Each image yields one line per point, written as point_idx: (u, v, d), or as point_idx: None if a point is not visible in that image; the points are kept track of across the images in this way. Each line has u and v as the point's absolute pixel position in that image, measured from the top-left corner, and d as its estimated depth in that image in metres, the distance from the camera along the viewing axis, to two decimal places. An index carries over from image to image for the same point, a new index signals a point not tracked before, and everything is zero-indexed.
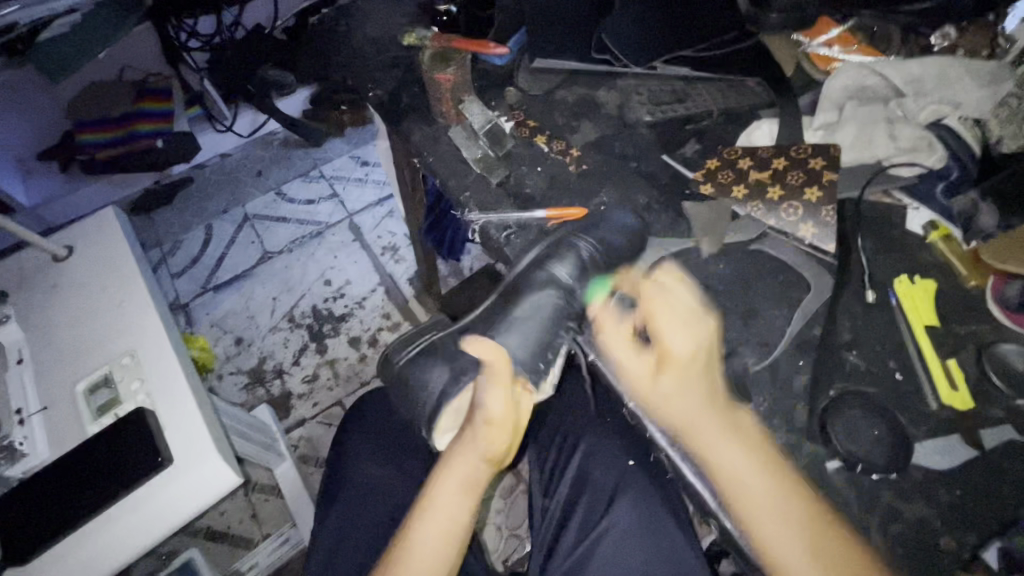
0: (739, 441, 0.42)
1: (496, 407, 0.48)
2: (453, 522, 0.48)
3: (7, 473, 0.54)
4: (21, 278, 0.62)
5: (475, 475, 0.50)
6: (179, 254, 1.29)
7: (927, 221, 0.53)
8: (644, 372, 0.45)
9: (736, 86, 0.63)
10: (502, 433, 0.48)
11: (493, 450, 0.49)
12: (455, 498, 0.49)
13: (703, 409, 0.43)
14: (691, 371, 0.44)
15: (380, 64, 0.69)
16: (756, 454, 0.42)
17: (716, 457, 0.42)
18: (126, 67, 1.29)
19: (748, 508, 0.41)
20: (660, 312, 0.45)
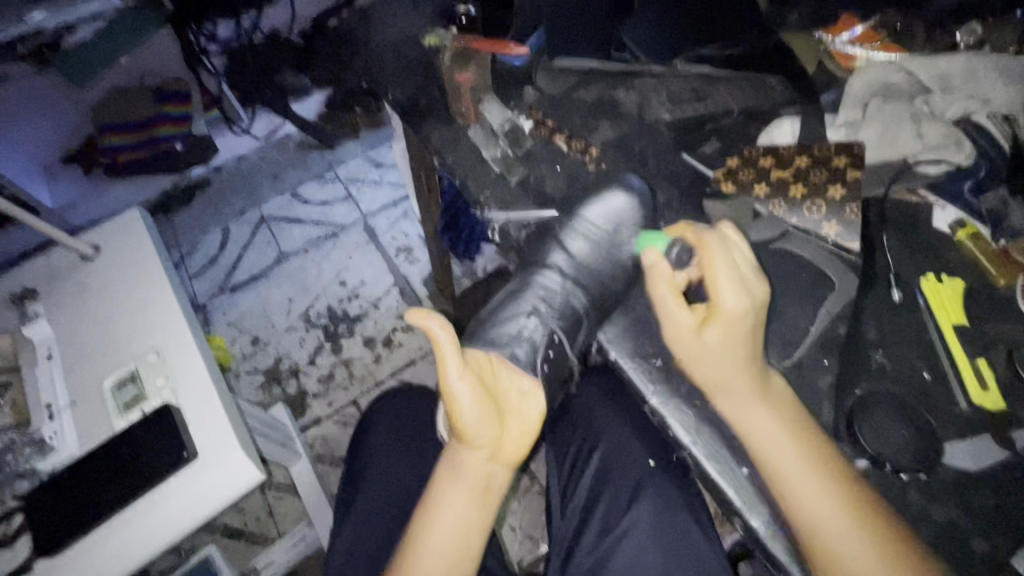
0: (770, 408, 0.43)
1: (452, 391, 0.46)
2: (461, 520, 0.48)
3: (37, 467, 0.55)
4: (48, 278, 0.64)
5: (465, 465, 0.49)
6: (197, 255, 1.32)
7: (955, 220, 0.52)
8: (688, 333, 0.45)
9: (756, 84, 0.63)
10: (468, 415, 0.47)
11: (470, 434, 0.47)
12: (454, 492, 0.48)
13: (729, 381, 0.44)
14: (733, 352, 0.44)
15: (398, 66, 0.69)
16: (793, 425, 0.43)
17: (751, 421, 0.43)
18: (146, 72, 1.27)
19: (783, 478, 0.41)
20: (717, 257, 0.45)
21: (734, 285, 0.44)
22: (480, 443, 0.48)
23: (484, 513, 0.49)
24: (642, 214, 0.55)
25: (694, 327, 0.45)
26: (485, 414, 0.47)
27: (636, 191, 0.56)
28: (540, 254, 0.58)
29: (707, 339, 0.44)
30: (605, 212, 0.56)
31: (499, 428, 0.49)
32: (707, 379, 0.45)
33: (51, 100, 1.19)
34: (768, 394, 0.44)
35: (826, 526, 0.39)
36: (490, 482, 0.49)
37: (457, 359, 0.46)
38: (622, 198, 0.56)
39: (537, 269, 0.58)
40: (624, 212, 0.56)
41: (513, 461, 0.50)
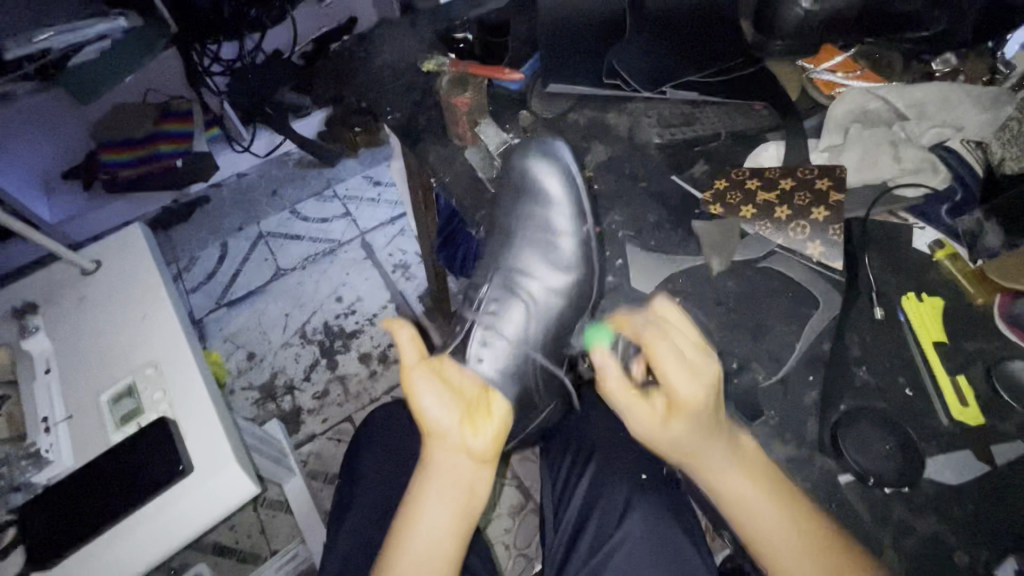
0: (737, 458, 0.43)
1: (414, 387, 0.50)
2: (435, 524, 0.48)
3: (34, 479, 0.55)
4: (50, 291, 0.65)
5: (436, 465, 0.49)
6: (195, 269, 1.32)
7: (933, 240, 0.54)
8: (709, 370, 0.44)
9: (743, 109, 0.65)
10: (429, 408, 0.50)
11: (433, 428, 0.50)
12: (438, 496, 0.49)
13: (710, 424, 0.44)
14: (732, 383, 0.45)
15: (398, 88, 0.72)
16: (751, 469, 0.43)
17: (718, 469, 0.43)
18: (149, 91, 1.33)
19: (746, 522, 0.42)
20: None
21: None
22: (447, 439, 0.49)
23: (462, 516, 0.49)
24: (568, 178, 0.61)
25: (713, 360, 0.45)
26: (450, 409, 0.50)
27: (566, 160, 0.61)
28: (504, 256, 0.64)
29: (723, 378, 0.44)
30: (540, 197, 0.62)
31: (464, 422, 0.50)
32: (712, 413, 0.44)
33: (57, 120, 1.24)
34: (734, 444, 0.44)
35: (770, 536, 0.42)
36: (465, 482, 0.49)
37: (414, 355, 0.50)
38: (553, 166, 0.61)
39: (514, 273, 0.64)
40: (559, 169, 0.61)
41: (484, 459, 0.50)
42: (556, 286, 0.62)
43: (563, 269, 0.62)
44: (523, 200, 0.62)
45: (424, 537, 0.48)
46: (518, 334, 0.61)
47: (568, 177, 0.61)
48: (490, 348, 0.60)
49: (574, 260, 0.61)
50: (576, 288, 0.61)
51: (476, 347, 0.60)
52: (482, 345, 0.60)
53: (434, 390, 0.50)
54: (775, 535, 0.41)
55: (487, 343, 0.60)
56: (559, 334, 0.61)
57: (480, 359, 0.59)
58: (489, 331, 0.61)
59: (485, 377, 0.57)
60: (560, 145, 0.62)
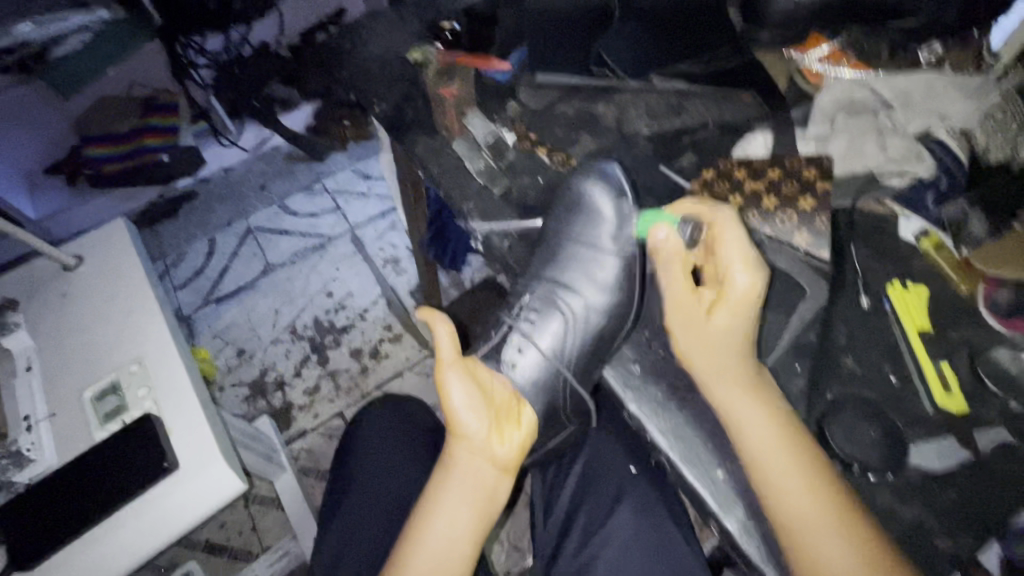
0: (760, 401, 0.45)
1: (447, 386, 0.50)
2: (453, 523, 0.49)
3: (14, 478, 0.54)
4: (31, 287, 0.64)
5: (459, 463, 0.51)
6: (182, 266, 1.30)
7: (919, 229, 0.55)
8: (698, 319, 0.48)
9: (731, 98, 0.65)
10: (461, 408, 0.50)
11: (458, 426, 0.50)
12: (457, 496, 0.50)
13: (728, 372, 0.46)
14: (732, 324, 0.47)
15: (385, 79, 0.71)
16: (776, 417, 0.44)
17: (742, 414, 0.44)
18: (132, 83, 1.28)
19: (756, 462, 0.42)
20: (730, 249, 0.48)
21: (747, 265, 0.47)
22: (472, 442, 0.50)
23: (480, 520, 0.50)
24: (621, 196, 0.57)
25: (703, 311, 0.48)
26: (479, 411, 0.50)
27: (619, 181, 0.58)
28: (548, 267, 0.60)
29: (715, 325, 0.47)
30: (591, 215, 0.58)
31: (493, 428, 0.50)
32: (707, 365, 0.46)
33: (40, 114, 1.20)
34: (760, 391, 0.45)
35: (783, 483, 0.41)
36: (486, 485, 0.51)
37: (453, 353, 0.50)
38: (605, 185, 0.57)
39: (556, 287, 0.59)
40: (613, 193, 0.57)
41: (508, 467, 0.51)
42: (598, 304, 0.57)
43: (606, 288, 0.57)
44: (565, 207, 0.58)
45: (442, 533, 0.49)
46: (552, 350, 0.57)
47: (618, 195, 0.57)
48: (527, 358, 0.56)
49: (618, 281, 0.57)
50: (619, 308, 0.56)
51: (511, 355, 0.57)
52: (518, 353, 0.57)
53: (464, 388, 0.50)
54: (790, 488, 0.41)
55: (524, 355, 0.57)
56: (595, 355, 0.54)
57: (513, 364, 0.56)
58: (525, 340, 0.58)
59: (518, 386, 0.55)
60: (616, 167, 0.58)
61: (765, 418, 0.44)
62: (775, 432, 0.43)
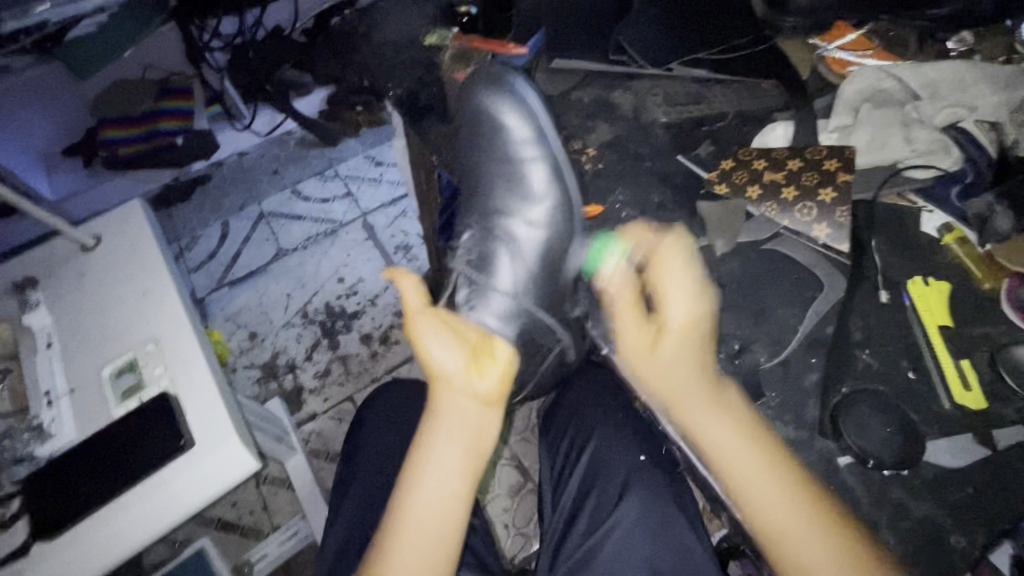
0: (726, 413, 0.43)
1: (419, 329, 0.51)
2: (447, 468, 0.45)
3: (37, 451, 0.56)
4: (50, 266, 0.64)
5: (444, 409, 0.48)
6: (196, 249, 1.31)
7: (942, 224, 0.53)
8: (643, 352, 0.46)
9: (751, 88, 0.64)
10: (434, 348, 0.50)
11: (435, 370, 0.49)
12: (447, 440, 0.46)
13: (692, 385, 0.44)
14: (678, 356, 0.45)
15: (400, 64, 0.71)
16: (738, 422, 0.43)
17: (706, 428, 0.43)
18: (148, 67, 1.30)
19: (746, 498, 0.40)
20: (668, 280, 0.47)
21: (685, 292, 0.46)
22: (453, 381, 0.49)
23: (475, 459, 0.47)
24: (531, 109, 0.61)
25: (649, 346, 0.46)
26: (454, 349, 0.50)
27: (524, 97, 0.61)
28: (482, 199, 0.64)
29: (664, 353, 0.45)
30: (503, 134, 0.62)
31: (470, 363, 0.50)
32: (666, 392, 0.45)
33: (55, 95, 1.22)
34: (721, 401, 0.44)
35: (748, 484, 0.40)
36: (475, 425, 0.48)
37: (420, 299, 0.52)
38: (510, 101, 0.61)
39: (497, 218, 0.63)
40: (524, 115, 0.61)
41: (494, 400, 0.49)
42: (539, 217, 0.61)
43: (540, 200, 0.61)
44: (485, 126, 0.62)
45: (433, 485, 0.45)
46: (509, 285, 0.61)
47: (527, 109, 0.61)
48: (482, 294, 0.61)
49: (549, 187, 0.60)
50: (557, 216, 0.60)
51: (473, 299, 0.61)
52: (476, 300, 0.61)
53: (435, 329, 0.51)
54: (770, 498, 0.40)
55: (482, 288, 0.61)
56: (549, 271, 0.61)
57: (471, 306, 0.60)
58: (479, 272, 0.62)
59: (489, 328, 0.58)
60: (519, 78, 0.62)
61: (739, 435, 0.42)
62: (750, 457, 0.41)
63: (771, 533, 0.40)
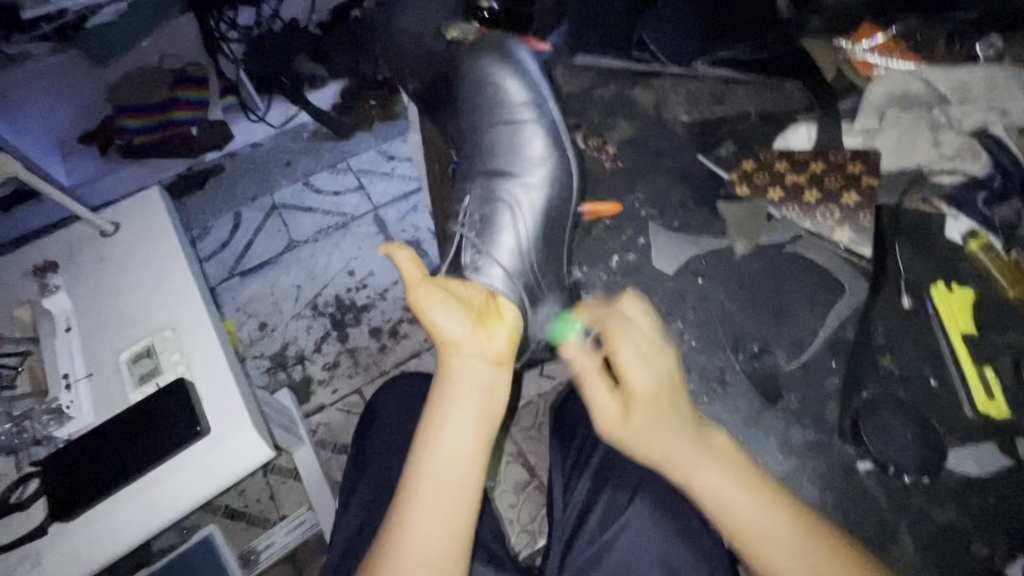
0: (713, 453, 0.44)
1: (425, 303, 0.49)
2: (464, 425, 0.46)
3: (55, 433, 0.57)
4: (69, 251, 0.65)
5: (455, 373, 0.48)
6: (208, 239, 1.32)
7: (967, 230, 0.52)
8: (618, 426, 0.46)
9: (774, 90, 0.64)
10: (444, 318, 0.49)
11: (445, 336, 0.49)
12: (463, 403, 0.46)
13: (677, 429, 0.45)
14: (655, 437, 0.45)
15: (416, 55, 0.67)
16: (716, 447, 0.45)
17: (706, 480, 0.43)
18: (164, 55, 1.30)
19: (747, 537, 0.41)
20: (626, 345, 0.48)
21: (642, 365, 0.47)
22: (462, 345, 0.49)
23: (487, 424, 0.47)
24: (531, 70, 0.60)
25: (622, 416, 0.46)
26: (460, 315, 0.50)
27: (523, 61, 0.60)
28: (477, 167, 0.61)
29: (634, 426, 0.45)
30: (501, 98, 0.60)
31: (477, 328, 0.50)
32: (652, 457, 0.45)
33: (71, 81, 1.22)
34: (697, 431, 0.46)
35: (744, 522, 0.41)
36: (487, 385, 0.48)
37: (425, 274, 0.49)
38: (515, 67, 0.60)
39: (497, 182, 0.59)
40: (528, 83, 0.60)
41: (504, 362, 0.50)
42: (539, 181, 0.58)
43: (540, 164, 0.59)
44: (487, 87, 0.60)
45: (447, 451, 0.44)
46: (512, 254, 0.57)
47: (528, 75, 0.60)
48: (486, 262, 0.55)
49: (548, 153, 0.59)
50: (558, 178, 0.59)
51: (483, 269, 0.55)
52: (481, 268, 0.55)
53: (445, 301, 0.50)
54: (767, 531, 0.40)
55: (489, 258, 0.56)
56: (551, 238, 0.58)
57: (477, 269, 0.55)
58: (484, 241, 0.57)
59: (494, 289, 0.54)
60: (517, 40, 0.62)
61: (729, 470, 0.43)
62: (741, 486, 0.42)
63: (756, 547, 0.40)
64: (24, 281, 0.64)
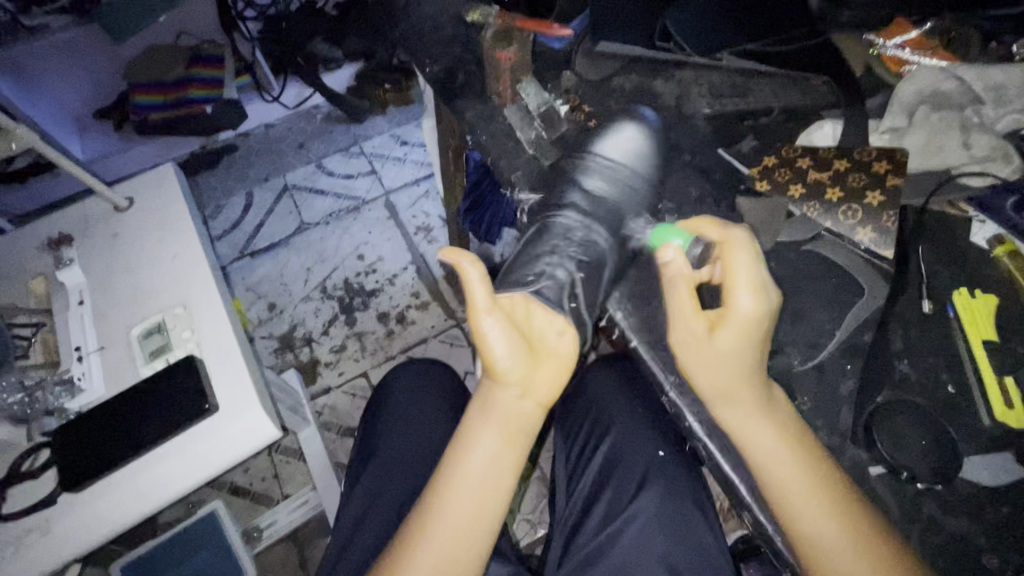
0: (783, 437, 0.41)
1: (483, 332, 0.44)
2: (493, 455, 0.44)
3: (67, 405, 0.57)
4: (83, 225, 0.65)
5: (496, 409, 0.45)
6: (220, 217, 1.32)
7: (993, 235, 0.51)
8: (699, 341, 0.42)
9: (800, 83, 0.62)
10: (499, 351, 0.44)
11: (494, 370, 0.45)
12: (491, 432, 0.45)
13: (745, 398, 0.42)
14: (734, 364, 0.41)
15: (437, 40, 0.69)
16: (796, 444, 0.41)
17: (764, 452, 0.41)
18: (182, 33, 1.31)
19: (802, 533, 0.39)
20: (739, 266, 0.41)
21: (753, 284, 0.41)
22: (512, 383, 0.45)
23: (517, 448, 0.45)
24: (640, 134, 0.55)
25: (706, 332, 0.42)
26: (512, 342, 0.44)
27: (646, 122, 0.56)
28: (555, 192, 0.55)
29: (720, 347, 0.41)
30: (606, 141, 0.55)
31: (530, 367, 0.46)
32: (744, 394, 0.42)
33: (87, 56, 1.22)
34: (771, 410, 0.42)
35: (801, 519, 0.40)
36: (526, 424, 0.45)
37: (488, 299, 0.43)
38: (635, 133, 0.55)
39: (552, 211, 0.52)
40: (637, 152, 0.54)
41: (548, 403, 0.46)
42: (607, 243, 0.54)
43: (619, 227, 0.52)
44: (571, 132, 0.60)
45: (478, 475, 0.44)
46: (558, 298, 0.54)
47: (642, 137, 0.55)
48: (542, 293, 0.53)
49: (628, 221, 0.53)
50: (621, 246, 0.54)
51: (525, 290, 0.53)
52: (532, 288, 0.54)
53: (504, 331, 0.44)
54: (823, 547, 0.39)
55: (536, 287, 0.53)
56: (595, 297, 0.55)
57: None
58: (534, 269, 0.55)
59: None
60: (645, 108, 0.57)
61: (802, 472, 0.40)
62: (807, 489, 0.40)
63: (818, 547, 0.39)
64: (38, 253, 0.64)
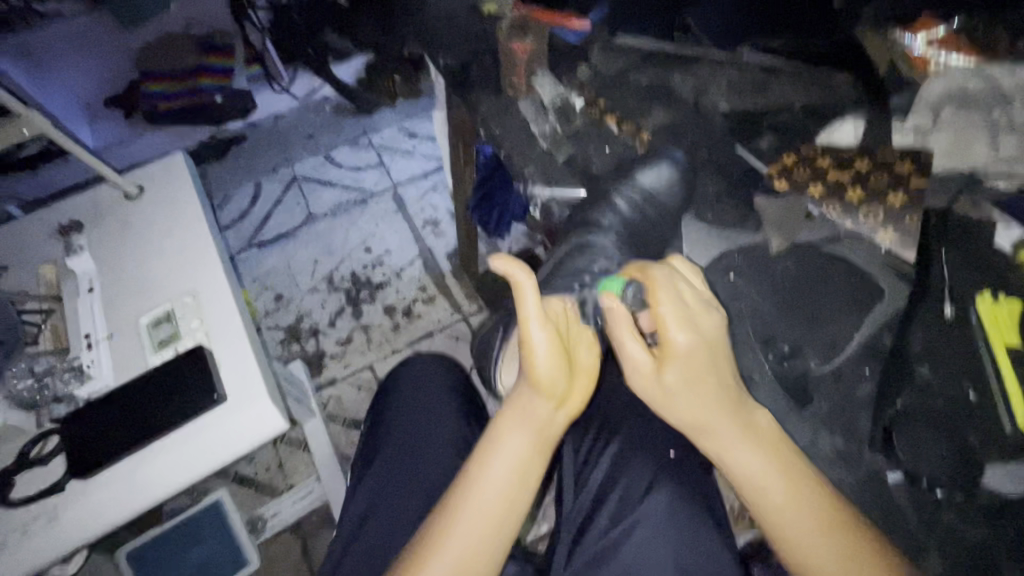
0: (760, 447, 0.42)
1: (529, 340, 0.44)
2: (518, 458, 0.44)
3: (75, 392, 0.57)
4: (94, 212, 0.65)
5: (528, 418, 0.45)
6: (229, 208, 1.32)
7: (1020, 237, 0.47)
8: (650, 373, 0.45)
9: (821, 80, 0.61)
10: (542, 363, 0.44)
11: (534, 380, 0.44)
12: (517, 436, 0.44)
13: (711, 419, 0.43)
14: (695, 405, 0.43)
15: (451, 31, 0.68)
16: (771, 452, 0.42)
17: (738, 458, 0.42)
18: (190, 21, 1.30)
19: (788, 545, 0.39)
20: (666, 304, 0.44)
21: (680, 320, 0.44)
22: (550, 394, 0.44)
23: (541, 456, 0.45)
24: (670, 177, 0.57)
25: (655, 370, 0.44)
26: (554, 352, 0.44)
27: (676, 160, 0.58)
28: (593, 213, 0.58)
29: (668, 380, 0.43)
30: (647, 173, 0.57)
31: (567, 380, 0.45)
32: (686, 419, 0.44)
33: (96, 44, 1.23)
34: (756, 433, 0.43)
35: (786, 527, 0.39)
36: (551, 431, 0.45)
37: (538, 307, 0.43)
38: (667, 170, 0.57)
39: (587, 232, 0.58)
40: (666, 186, 0.57)
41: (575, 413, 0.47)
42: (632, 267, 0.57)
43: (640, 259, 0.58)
44: (585, 125, 0.59)
45: (499, 478, 0.43)
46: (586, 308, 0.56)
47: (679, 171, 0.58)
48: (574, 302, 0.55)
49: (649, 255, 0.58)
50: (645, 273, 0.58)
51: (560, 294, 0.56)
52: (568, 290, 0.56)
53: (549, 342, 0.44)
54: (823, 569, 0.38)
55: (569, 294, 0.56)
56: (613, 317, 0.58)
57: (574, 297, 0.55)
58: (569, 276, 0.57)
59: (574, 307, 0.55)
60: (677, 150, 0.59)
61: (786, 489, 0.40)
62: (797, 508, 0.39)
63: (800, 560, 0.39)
64: (49, 240, 0.64)
